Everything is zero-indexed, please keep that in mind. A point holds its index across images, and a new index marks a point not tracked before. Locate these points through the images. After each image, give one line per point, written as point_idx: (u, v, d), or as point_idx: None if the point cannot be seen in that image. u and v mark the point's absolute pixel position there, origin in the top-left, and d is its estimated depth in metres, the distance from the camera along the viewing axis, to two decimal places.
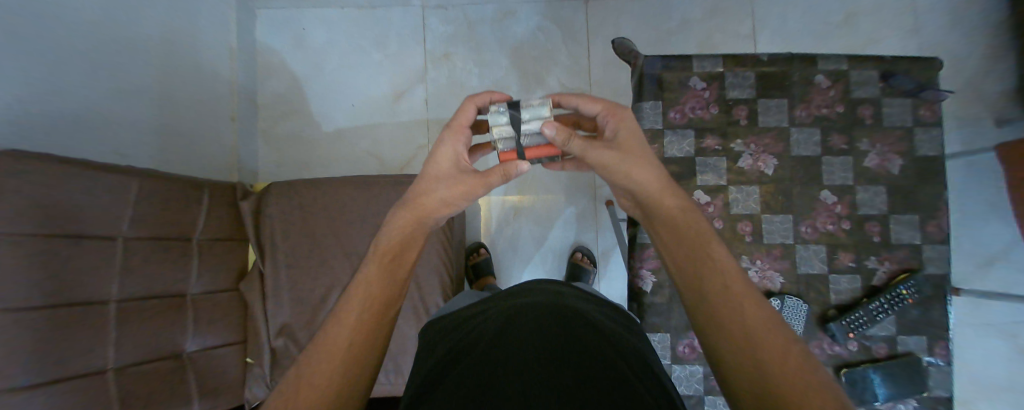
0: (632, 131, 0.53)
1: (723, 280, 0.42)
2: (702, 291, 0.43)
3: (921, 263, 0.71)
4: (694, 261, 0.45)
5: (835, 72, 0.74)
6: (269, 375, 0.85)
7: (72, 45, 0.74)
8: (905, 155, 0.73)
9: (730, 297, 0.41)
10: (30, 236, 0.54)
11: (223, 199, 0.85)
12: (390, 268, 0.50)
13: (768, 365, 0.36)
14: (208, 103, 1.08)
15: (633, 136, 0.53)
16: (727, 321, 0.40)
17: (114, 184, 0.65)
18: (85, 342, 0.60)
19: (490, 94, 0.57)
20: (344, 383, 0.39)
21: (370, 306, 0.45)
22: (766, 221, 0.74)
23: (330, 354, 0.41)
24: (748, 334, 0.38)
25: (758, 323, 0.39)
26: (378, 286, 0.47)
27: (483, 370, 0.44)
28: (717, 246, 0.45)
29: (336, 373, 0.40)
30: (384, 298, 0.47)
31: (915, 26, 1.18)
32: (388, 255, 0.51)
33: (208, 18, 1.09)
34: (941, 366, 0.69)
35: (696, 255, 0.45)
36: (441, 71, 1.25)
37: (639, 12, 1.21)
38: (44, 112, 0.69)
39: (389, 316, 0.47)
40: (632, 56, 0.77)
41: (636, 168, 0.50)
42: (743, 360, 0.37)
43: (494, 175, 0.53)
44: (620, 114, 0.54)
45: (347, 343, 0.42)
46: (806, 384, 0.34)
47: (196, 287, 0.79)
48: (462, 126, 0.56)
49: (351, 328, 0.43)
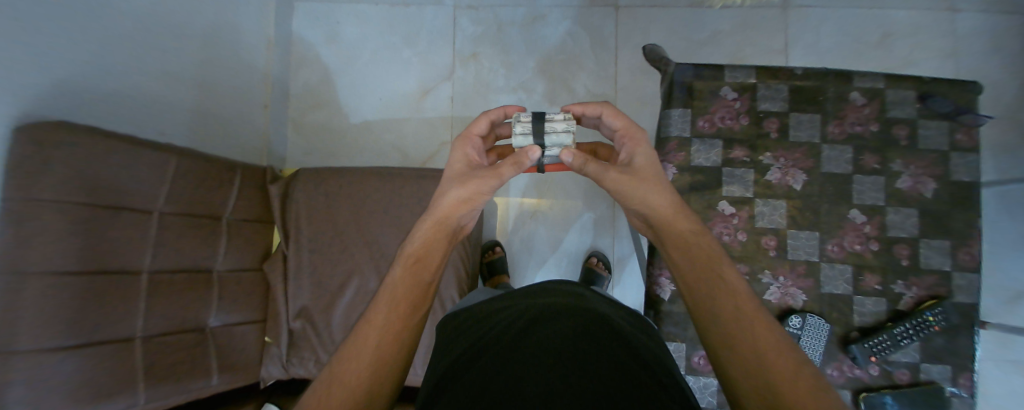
0: (648, 154, 0.55)
1: (735, 302, 0.43)
2: (713, 311, 0.43)
3: (951, 290, 0.70)
4: (706, 282, 0.45)
5: (870, 90, 0.73)
6: (286, 355, 0.87)
7: (117, 25, 0.77)
8: (940, 179, 0.71)
9: (743, 318, 0.41)
10: (72, 204, 0.57)
11: (254, 181, 0.88)
12: (416, 273, 0.50)
13: (781, 387, 0.36)
14: (243, 88, 1.11)
15: (648, 160, 0.55)
16: (739, 342, 0.40)
17: (155, 160, 0.67)
18: (116, 311, 0.62)
19: (502, 110, 0.64)
20: (372, 384, 0.41)
21: (398, 309, 0.46)
22: (791, 236, 0.73)
23: (359, 354, 0.42)
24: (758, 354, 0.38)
25: (770, 345, 0.39)
26: (404, 290, 0.48)
27: (493, 373, 0.44)
28: (728, 268, 0.46)
29: (364, 374, 0.41)
30: (410, 301, 0.48)
31: (955, 50, 1.15)
32: (414, 259, 0.51)
33: (249, 7, 1.13)
34: (964, 397, 0.67)
35: (708, 275, 0.46)
36: (468, 70, 1.26)
37: (670, 21, 1.21)
38: (93, 87, 0.72)
39: (415, 319, 0.47)
40: (663, 63, 0.77)
41: (647, 191, 0.52)
42: (756, 382, 0.37)
43: (505, 168, 0.55)
44: (637, 138, 0.56)
45: (374, 346, 0.43)
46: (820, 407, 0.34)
47: (223, 265, 0.81)
48: (472, 135, 0.62)
49: (378, 330, 0.44)
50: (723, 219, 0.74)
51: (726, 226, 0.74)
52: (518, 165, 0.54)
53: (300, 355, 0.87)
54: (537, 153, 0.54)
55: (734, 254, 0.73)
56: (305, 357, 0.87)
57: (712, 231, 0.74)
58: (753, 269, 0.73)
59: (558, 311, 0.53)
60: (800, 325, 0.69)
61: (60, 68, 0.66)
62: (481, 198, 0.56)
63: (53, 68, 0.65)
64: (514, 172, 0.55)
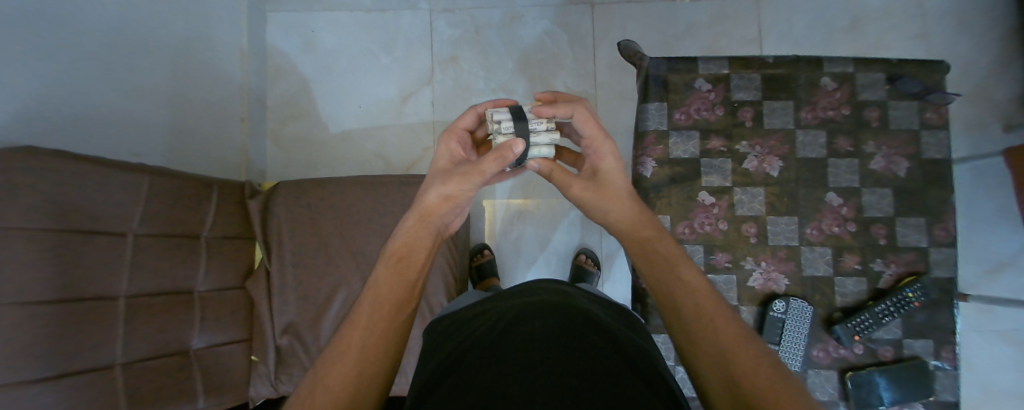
0: (614, 164, 0.56)
1: (693, 296, 0.44)
2: (677, 306, 0.44)
3: (928, 266, 0.71)
4: (668, 278, 0.47)
5: (840, 74, 0.74)
6: (275, 373, 0.85)
7: (83, 46, 0.75)
8: (912, 158, 0.73)
9: (701, 309, 0.43)
10: (43, 232, 0.55)
11: (232, 197, 0.86)
12: (400, 272, 0.50)
13: (740, 371, 0.36)
14: (218, 103, 1.09)
15: (614, 173, 0.56)
16: (698, 330, 0.41)
17: (126, 182, 0.66)
18: (93, 339, 0.60)
19: (492, 103, 0.59)
20: (359, 385, 0.40)
21: (383, 308, 0.46)
22: (771, 222, 0.74)
23: (344, 355, 0.41)
24: (721, 344, 0.39)
25: (728, 333, 0.40)
26: (388, 289, 0.48)
27: (470, 378, 0.43)
28: (687, 266, 0.48)
29: (351, 376, 0.40)
30: (394, 301, 0.47)
31: (923, 31, 1.18)
32: (398, 259, 0.51)
33: (222, 21, 1.11)
34: (947, 370, 0.69)
35: (670, 273, 0.47)
36: (447, 74, 1.26)
37: (645, 16, 1.22)
38: (60, 109, 0.70)
39: (401, 319, 0.47)
40: (637, 58, 0.77)
41: (611, 206, 0.55)
42: (716, 367, 0.37)
43: (487, 163, 0.50)
44: (604, 147, 0.56)
45: (360, 346, 0.42)
46: (773, 386, 0.34)
47: (204, 284, 0.80)
48: (457, 129, 0.60)
49: (363, 330, 0.44)
50: (704, 209, 0.75)
51: (707, 216, 0.75)
52: (503, 162, 0.49)
53: (289, 371, 0.86)
54: (521, 146, 0.48)
55: (717, 243, 0.74)
56: (295, 373, 0.86)
57: (694, 222, 0.75)
58: (736, 257, 0.74)
59: (541, 308, 0.54)
60: (784, 310, 0.70)
61: (25, 91, 0.64)
62: (462, 195, 0.55)
63: (19, 91, 0.63)
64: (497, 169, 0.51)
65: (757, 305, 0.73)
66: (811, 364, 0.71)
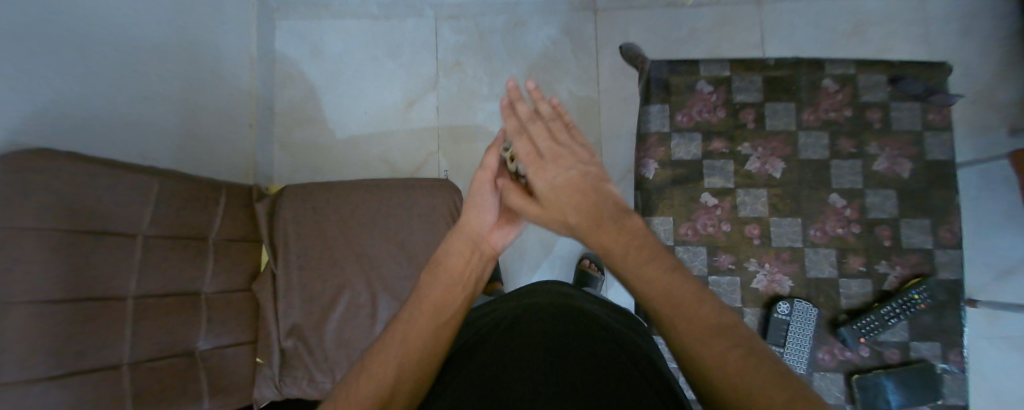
0: (558, 178, 0.48)
1: (665, 286, 0.38)
2: (648, 298, 0.39)
3: (934, 267, 0.71)
4: (637, 268, 0.40)
5: (841, 76, 0.75)
6: (280, 374, 0.86)
7: (92, 50, 0.76)
8: (915, 159, 0.73)
9: (676, 301, 0.36)
10: (67, 230, 0.57)
11: (239, 200, 0.87)
12: (435, 276, 0.50)
13: (725, 372, 0.31)
14: (225, 107, 1.12)
15: (560, 192, 0.47)
16: (675, 327, 0.35)
17: (137, 184, 0.67)
18: (101, 339, 0.61)
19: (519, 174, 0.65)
20: (397, 380, 0.40)
21: (423, 307, 0.47)
22: (774, 224, 0.74)
23: (387, 350, 0.43)
24: (699, 334, 0.34)
25: (707, 324, 0.34)
26: (429, 289, 0.49)
27: (467, 383, 0.43)
28: (653, 252, 0.41)
29: (391, 369, 0.41)
30: (434, 300, 0.47)
31: (926, 35, 1.18)
32: (435, 264, 0.52)
33: (230, 27, 1.13)
34: (955, 372, 0.68)
35: (637, 263, 0.41)
36: (451, 80, 1.27)
37: (648, 21, 1.23)
38: (72, 113, 0.72)
39: (442, 316, 0.46)
40: (639, 62, 0.78)
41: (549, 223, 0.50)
42: (703, 369, 0.32)
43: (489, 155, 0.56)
44: (548, 166, 0.49)
45: (400, 341, 0.43)
46: (761, 384, 0.29)
47: (211, 286, 0.81)
48: None
49: (403, 327, 0.45)
50: (707, 211, 0.75)
51: (710, 218, 0.75)
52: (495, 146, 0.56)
53: (294, 372, 0.86)
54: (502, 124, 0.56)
55: (719, 245, 0.74)
56: (299, 375, 0.86)
57: (697, 223, 0.75)
58: (739, 259, 0.74)
59: (539, 310, 0.54)
60: (788, 311, 0.70)
61: (42, 95, 0.66)
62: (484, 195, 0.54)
63: (32, 96, 0.64)
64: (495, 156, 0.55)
65: (761, 306, 0.73)
66: (816, 366, 0.70)
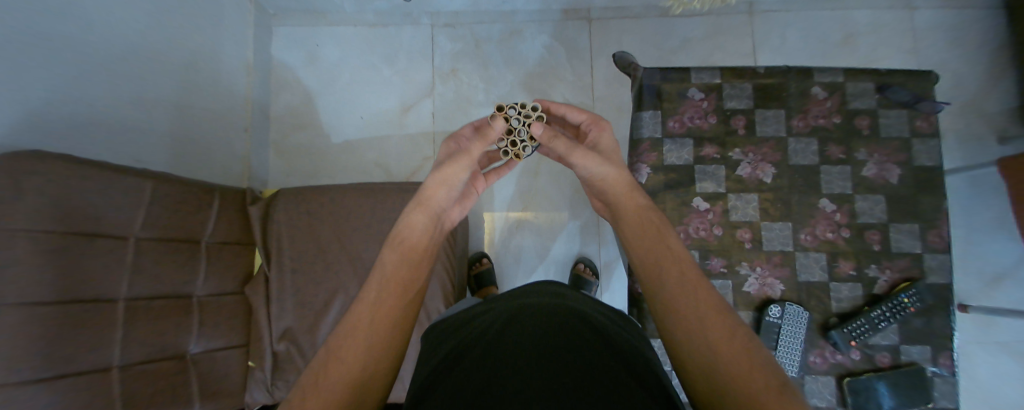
0: (607, 138, 0.60)
1: (679, 269, 0.47)
2: (662, 281, 0.47)
3: (923, 272, 0.71)
4: (655, 251, 0.50)
5: (830, 84, 0.76)
6: (272, 379, 0.85)
7: (91, 54, 0.77)
8: (903, 165, 0.74)
9: (687, 285, 0.45)
10: (57, 233, 0.57)
11: (233, 203, 0.87)
12: (403, 255, 0.52)
13: (719, 349, 0.39)
14: (222, 111, 1.12)
15: (611, 146, 0.60)
16: (682, 308, 0.43)
17: (131, 186, 0.67)
18: (90, 341, 0.61)
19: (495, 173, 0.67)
20: (367, 365, 0.42)
21: (391, 287, 0.48)
22: (765, 228, 0.75)
23: (354, 333, 0.44)
24: (701, 317, 0.42)
25: (709, 308, 0.43)
26: (394, 269, 0.50)
27: (458, 384, 0.43)
28: (672, 238, 0.51)
29: (360, 353, 0.42)
30: (399, 281, 0.49)
31: (914, 46, 1.20)
32: (399, 240, 0.53)
33: (229, 34, 1.15)
34: (945, 376, 0.68)
35: (656, 246, 0.50)
36: (448, 86, 1.28)
37: (642, 30, 1.25)
38: (69, 116, 0.73)
39: (406, 299, 0.49)
40: (631, 68, 0.79)
41: (602, 167, 0.55)
42: (699, 348, 0.40)
43: (474, 147, 0.54)
44: (602, 125, 0.61)
45: (367, 324, 0.45)
46: (743, 360, 0.38)
47: (203, 289, 0.80)
48: (471, 196, 0.67)
49: (369, 310, 0.46)
50: (699, 215, 0.76)
51: (702, 222, 0.75)
52: (486, 139, 0.56)
53: (285, 378, 0.85)
54: (501, 124, 0.56)
55: (711, 249, 0.75)
56: (290, 380, 0.85)
57: (689, 227, 0.75)
58: (731, 262, 0.74)
59: (529, 310, 0.54)
60: (780, 314, 0.70)
61: (38, 100, 0.67)
62: (458, 178, 0.54)
63: (28, 99, 0.65)
64: (484, 150, 0.56)
65: (752, 310, 0.73)
66: (808, 370, 0.70)
